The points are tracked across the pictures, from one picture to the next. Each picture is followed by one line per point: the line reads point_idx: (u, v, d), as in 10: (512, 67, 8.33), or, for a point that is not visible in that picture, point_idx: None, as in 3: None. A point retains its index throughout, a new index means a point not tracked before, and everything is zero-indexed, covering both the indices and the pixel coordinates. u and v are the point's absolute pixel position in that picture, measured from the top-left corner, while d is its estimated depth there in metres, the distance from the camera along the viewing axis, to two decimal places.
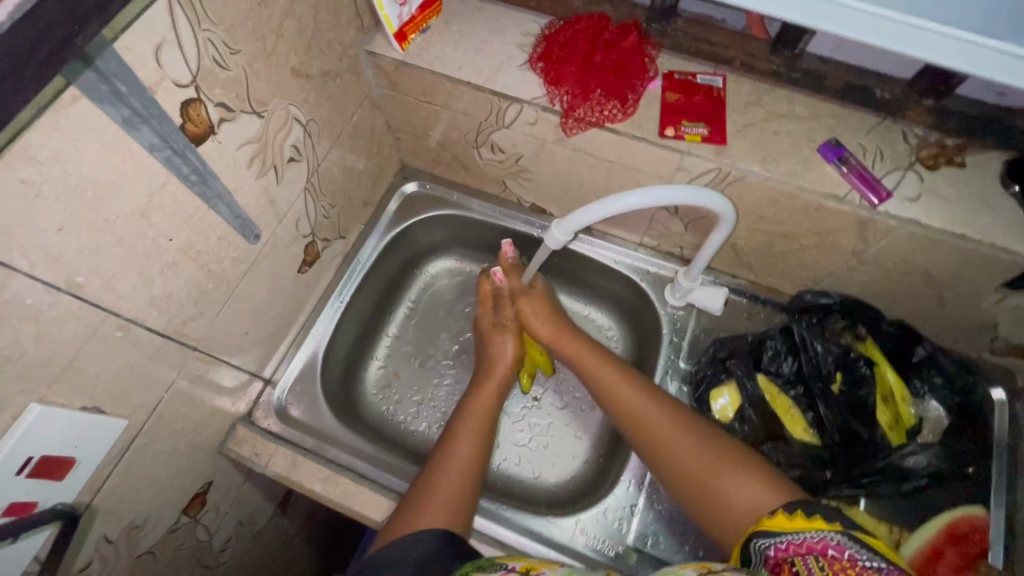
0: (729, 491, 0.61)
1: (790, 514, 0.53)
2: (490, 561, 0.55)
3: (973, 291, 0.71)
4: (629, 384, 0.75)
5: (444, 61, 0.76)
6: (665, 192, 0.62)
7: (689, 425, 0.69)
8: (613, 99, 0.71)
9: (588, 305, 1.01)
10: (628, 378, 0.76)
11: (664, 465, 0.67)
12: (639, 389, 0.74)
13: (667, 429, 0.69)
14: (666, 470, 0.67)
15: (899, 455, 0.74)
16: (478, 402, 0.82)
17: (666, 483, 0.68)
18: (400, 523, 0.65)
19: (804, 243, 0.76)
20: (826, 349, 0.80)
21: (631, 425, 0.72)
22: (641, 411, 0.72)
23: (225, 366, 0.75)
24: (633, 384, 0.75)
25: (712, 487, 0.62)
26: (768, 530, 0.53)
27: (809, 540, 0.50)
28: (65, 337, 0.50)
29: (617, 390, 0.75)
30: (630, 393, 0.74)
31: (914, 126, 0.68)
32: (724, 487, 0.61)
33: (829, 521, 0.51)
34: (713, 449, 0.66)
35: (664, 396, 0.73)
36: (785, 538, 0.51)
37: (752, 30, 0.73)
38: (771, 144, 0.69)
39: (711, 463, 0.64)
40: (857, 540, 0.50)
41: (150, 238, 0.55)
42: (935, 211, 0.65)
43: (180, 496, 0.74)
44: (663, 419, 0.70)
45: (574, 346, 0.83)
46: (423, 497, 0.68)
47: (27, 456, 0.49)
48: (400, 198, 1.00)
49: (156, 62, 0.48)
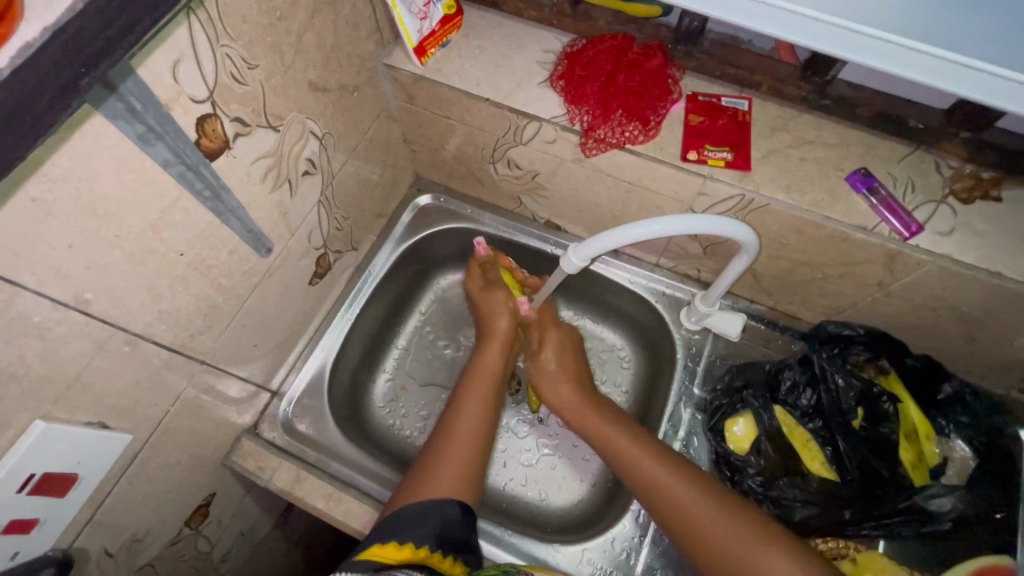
0: (761, 572, 0.58)
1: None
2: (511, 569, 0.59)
3: (1006, 329, 0.68)
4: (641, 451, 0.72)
5: (462, 76, 0.74)
6: (682, 222, 0.60)
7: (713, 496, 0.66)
8: (634, 121, 0.69)
9: (598, 323, 1.00)
10: (639, 442, 0.73)
11: (688, 537, 0.65)
12: (656, 454, 0.71)
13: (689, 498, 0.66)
14: (692, 542, 0.65)
15: (922, 496, 0.72)
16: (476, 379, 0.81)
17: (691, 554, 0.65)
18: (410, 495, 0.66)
19: (827, 273, 0.74)
20: (848, 383, 0.77)
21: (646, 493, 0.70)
22: (654, 479, 0.69)
23: (232, 378, 0.74)
24: (642, 447, 0.73)
25: (741, 564, 0.60)
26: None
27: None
28: (70, 354, 0.49)
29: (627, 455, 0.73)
30: (642, 461, 0.71)
31: (948, 157, 0.65)
32: (745, 553, 0.60)
33: None
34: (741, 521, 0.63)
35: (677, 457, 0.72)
36: None
37: (781, 55, 0.70)
38: (797, 171, 0.66)
39: (738, 538, 0.61)
40: None
41: (160, 254, 0.54)
42: (968, 247, 0.62)
43: (182, 508, 0.74)
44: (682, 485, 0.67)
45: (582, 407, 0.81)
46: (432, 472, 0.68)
47: (29, 473, 0.48)
48: (414, 210, 0.99)
49: (173, 78, 0.47)
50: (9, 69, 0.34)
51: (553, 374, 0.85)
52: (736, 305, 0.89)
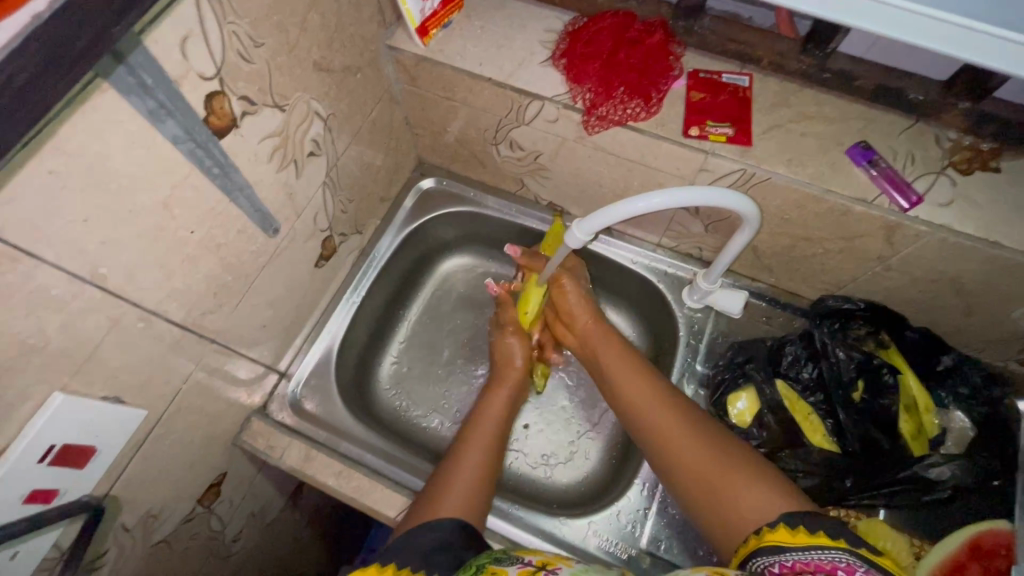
0: (734, 490, 0.56)
1: (793, 530, 0.49)
2: (506, 553, 0.53)
3: (1003, 300, 0.69)
4: (647, 384, 0.71)
5: (465, 57, 0.75)
6: (684, 193, 0.61)
7: (701, 425, 0.64)
8: (636, 97, 0.70)
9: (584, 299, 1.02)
10: (647, 375, 0.73)
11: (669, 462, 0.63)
12: (651, 388, 0.71)
13: (677, 423, 0.65)
14: (672, 466, 0.63)
15: (923, 465, 0.72)
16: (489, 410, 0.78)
17: (671, 480, 0.63)
18: (421, 514, 0.62)
19: (828, 247, 0.74)
20: (848, 356, 0.78)
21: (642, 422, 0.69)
22: (653, 408, 0.68)
23: (241, 359, 0.75)
24: (645, 379, 0.72)
25: (716, 489, 0.57)
26: (772, 546, 0.49)
27: (816, 561, 0.46)
28: (88, 328, 0.50)
29: (629, 385, 0.72)
30: (644, 391, 0.70)
31: (947, 129, 0.66)
32: (735, 495, 0.55)
33: (833, 537, 0.47)
34: (724, 447, 0.61)
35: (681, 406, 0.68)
36: (791, 556, 0.47)
37: (781, 29, 0.70)
38: (798, 146, 0.67)
39: (718, 459, 0.59)
40: (866, 559, 0.45)
41: (172, 231, 0.55)
42: (967, 218, 0.63)
43: (195, 487, 0.75)
44: (672, 412, 0.66)
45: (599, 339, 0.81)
46: (437, 491, 0.64)
47: (50, 444, 0.49)
48: (417, 194, 1.00)
49: (182, 54, 0.48)
50: (49, 12, 0.35)
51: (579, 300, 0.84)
52: (737, 283, 0.90)
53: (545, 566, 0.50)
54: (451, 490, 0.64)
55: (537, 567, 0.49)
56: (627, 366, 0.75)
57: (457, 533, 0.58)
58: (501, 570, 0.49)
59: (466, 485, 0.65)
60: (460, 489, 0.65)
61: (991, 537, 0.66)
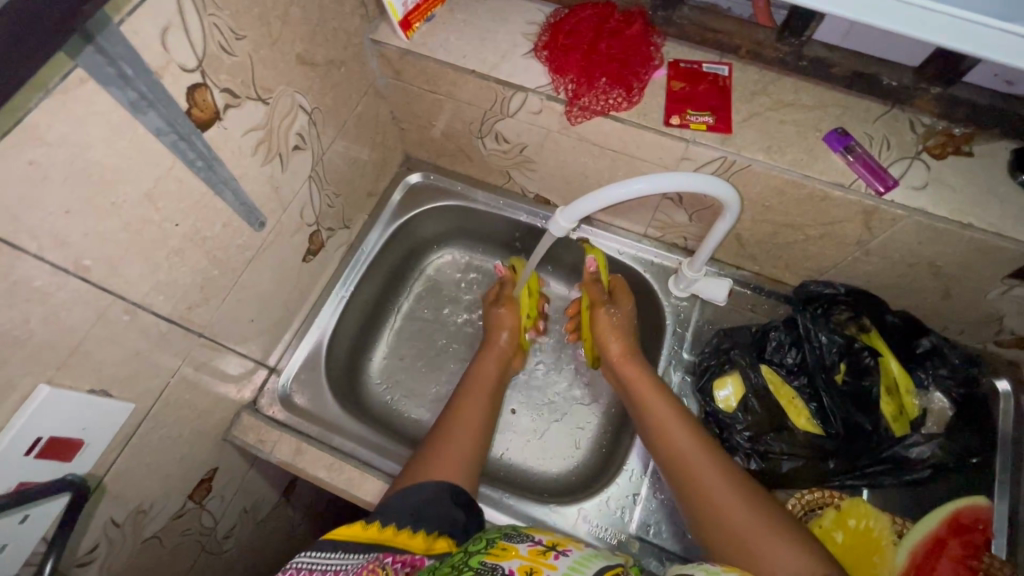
0: (768, 551, 0.54)
1: None
2: (516, 530, 0.52)
3: (978, 282, 0.71)
4: (684, 427, 0.69)
5: (448, 50, 0.75)
6: (666, 179, 0.62)
7: (739, 478, 0.63)
8: (618, 87, 0.71)
9: (548, 275, 1.05)
10: (686, 421, 0.70)
11: (704, 506, 0.61)
12: (689, 427, 0.69)
13: (719, 475, 0.63)
14: (707, 518, 0.61)
15: (902, 445, 0.75)
16: (479, 379, 0.83)
17: (701, 529, 0.61)
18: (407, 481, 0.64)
19: (809, 234, 0.76)
20: (830, 340, 0.79)
21: (676, 462, 0.67)
22: (689, 450, 0.66)
23: (230, 354, 0.76)
24: (686, 423, 0.70)
25: (750, 542, 0.56)
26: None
27: None
28: (73, 320, 0.50)
29: (666, 424, 0.70)
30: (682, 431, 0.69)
31: (920, 114, 0.67)
32: (768, 551, 0.54)
33: None
34: (760, 501, 0.60)
35: (718, 450, 0.66)
36: None
37: (759, 19, 0.71)
38: (777, 133, 0.68)
39: (757, 521, 0.57)
40: None
41: (156, 224, 0.55)
42: (941, 201, 0.64)
43: (185, 483, 0.75)
44: (714, 466, 0.64)
45: (636, 374, 0.78)
46: (427, 460, 0.67)
47: (36, 436, 0.49)
48: (404, 188, 1.00)
49: (162, 45, 0.48)
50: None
51: (615, 327, 0.83)
52: (722, 272, 0.91)
53: (555, 546, 0.48)
54: (438, 457, 0.67)
55: (547, 546, 0.48)
56: (670, 410, 0.72)
57: (445, 492, 0.61)
58: (512, 546, 0.48)
59: (456, 451, 0.69)
60: (445, 457, 0.67)
61: (974, 513, 0.72)
